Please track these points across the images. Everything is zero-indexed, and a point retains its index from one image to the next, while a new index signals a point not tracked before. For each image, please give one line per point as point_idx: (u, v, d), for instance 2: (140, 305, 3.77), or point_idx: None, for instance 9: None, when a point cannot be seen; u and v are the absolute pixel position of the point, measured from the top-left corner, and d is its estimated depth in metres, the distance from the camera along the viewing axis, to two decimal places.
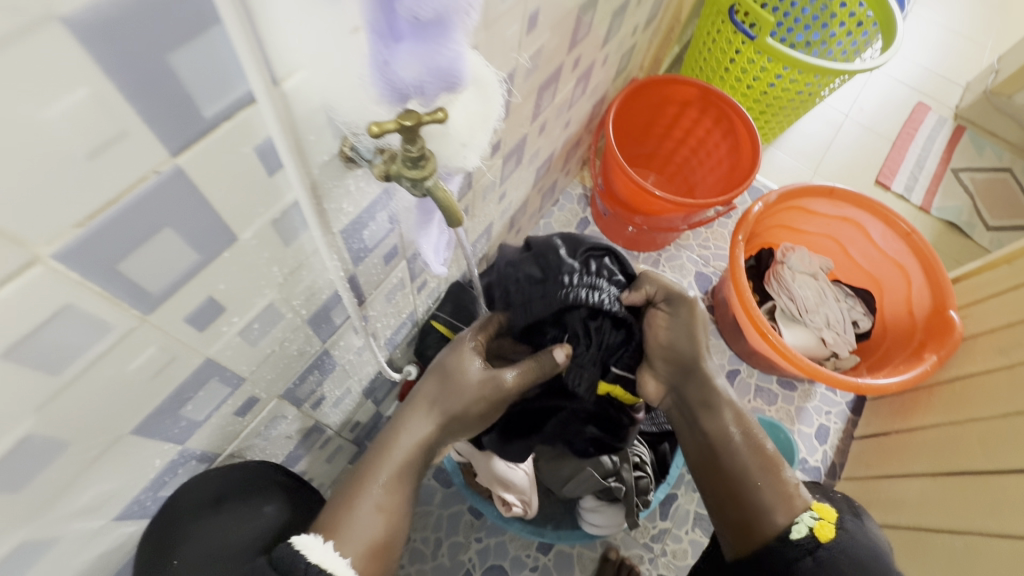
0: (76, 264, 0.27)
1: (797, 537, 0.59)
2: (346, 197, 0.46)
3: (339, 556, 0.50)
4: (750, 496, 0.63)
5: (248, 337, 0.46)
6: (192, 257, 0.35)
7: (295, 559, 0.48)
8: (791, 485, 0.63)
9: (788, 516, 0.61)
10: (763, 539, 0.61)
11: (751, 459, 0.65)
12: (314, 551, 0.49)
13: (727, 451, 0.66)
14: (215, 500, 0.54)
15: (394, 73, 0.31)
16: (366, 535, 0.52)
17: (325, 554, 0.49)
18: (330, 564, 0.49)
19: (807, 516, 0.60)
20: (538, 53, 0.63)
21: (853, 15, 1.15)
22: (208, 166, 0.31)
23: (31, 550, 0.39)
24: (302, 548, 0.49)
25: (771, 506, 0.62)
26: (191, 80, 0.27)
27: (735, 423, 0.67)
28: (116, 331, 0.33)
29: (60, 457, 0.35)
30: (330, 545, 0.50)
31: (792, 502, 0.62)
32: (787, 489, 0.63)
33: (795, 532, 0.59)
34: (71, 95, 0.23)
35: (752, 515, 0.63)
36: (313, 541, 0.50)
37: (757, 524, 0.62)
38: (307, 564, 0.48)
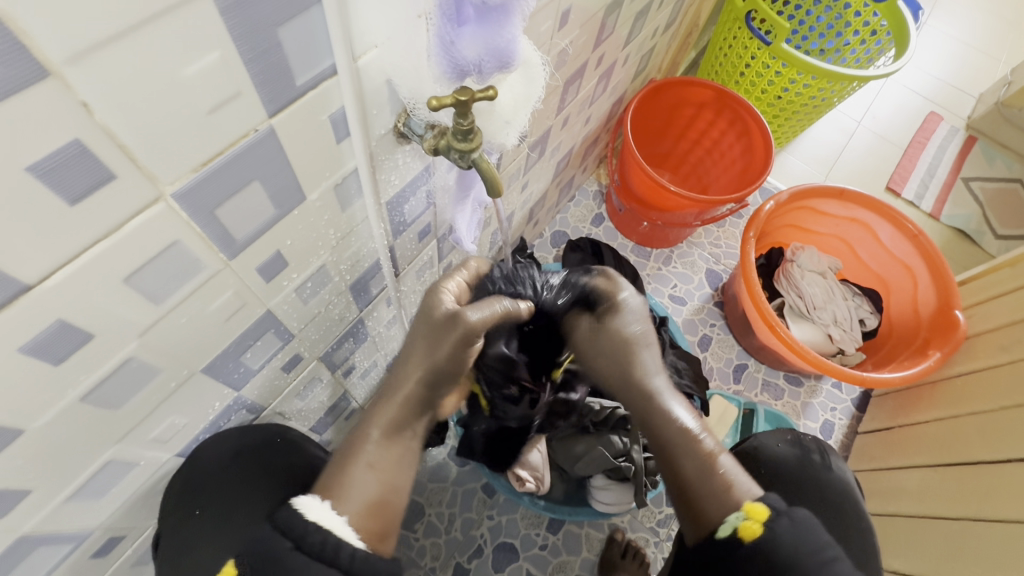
0: (187, 204, 0.32)
1: (725, 536, 0.53)
2: (395, 170, 0.51)
3: (338, 516, 0.48)
4: (687, 491, 0.56)
5: (302, 294, 0.51)
6: (271, 210, 0.39)
7: (294, 521, 0.47)
8: (725, 484, 0.55)
9: (721, 512, 0.54)
10: (703, 536, 0.55)
11: (684, 455, 0.57)
12: (313, 510, 0.48)
13: (659, 444, 0.59)
14: (232, 455, 0.56)
15: (457, 52, 0.36)
16: (364, 495, 0.51)
17: (324, 513, 0.48)
18: (329, 524, 0.47)
19: (734, 516, 0.53)
20: (567, 49, 0.68)
21: (866, 25, 1.19)
22: (293, 129, 0.36)
23: (112, 471, 0.43)
24: (303, 508, 0.48)
25: (703, 501, 0.55)
26: (292, 51, 0.32)
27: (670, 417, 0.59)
28: (206, 271, 0.38)
29: (149, 385, 0.40)
30: (328, 504, 0.49)
31: (723, 501, 0.54)
32: (720, 488, 0.55)
33: (722, 532, 0.53)
34: (207, 57, 0.27)
35: (693, 510, 0.56)
36: (311, 501, 0.49)
37: (698, 520, 0.55)
38: (306, 525, 0.46)
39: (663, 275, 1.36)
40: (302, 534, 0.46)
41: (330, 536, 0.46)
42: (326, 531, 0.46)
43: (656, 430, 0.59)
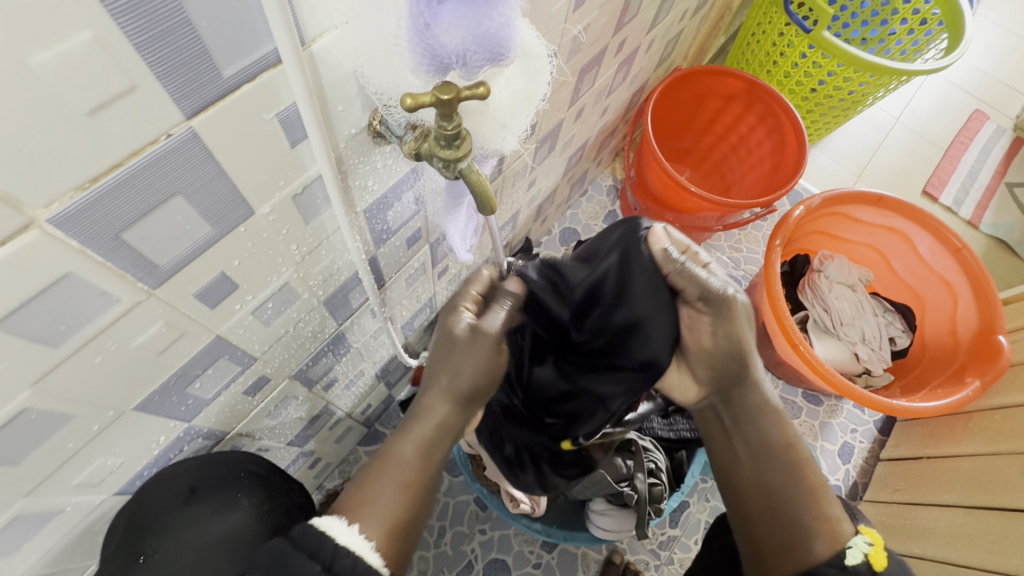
0: (75, 232, 0.25)
1: (853, 563, 0.50)
2: (372, 174, 0.43)
3: (363, 539, 0.42)
4: (802, 512, 0.54)
5: (261, 316, 0.44)
6: (206, 230, 0.32)
7: (321, 541, 0.41)
8: (834, 510, 0.54)
9: (839, 539, 0.52)
10: (812, 564, 0.51)
11: (795, 478, 0.55)
12: (338, 529, 0.42)
13: (768, 466, 0.56)
14: (189, 492, 0.48)
15: (435, 39, 0.28)
16: (388, 515, 0.44)
17: (349, 536, 0.42)
18: (358, 547, 0.42)
19: (860, 539, 0.52)
20: (584, 33, 0.59)
21: (917, 12, 1.07)
22: (228, 133, 0.29)
23: (25, 520, 0.38)
24: (329, 529, 0.42)
25: (815, 527, 0.53)
26: (211, 33, 0.24)
27: (779, 432, 0.57)
28: (122, 304, 0.31)
29: (60, 431, 0.34)
30: (354, 527, 0.43)
31: (841, 525, 0.53)
32: (832, 512, 0.54)
33: (851, 558, 0.51)
34: (72, 39, 0.20)
35: (800, 535, 0.53)
36: (335, 521, 0.43)
37: (806, 547, 0.52)
38: (336, 545, 0.41)
39: None
40: (329, 554, 0.40)
41: (359, 561, 0.41)
42: (356, 556, 0.41)
43: (769, 447, 0.56)
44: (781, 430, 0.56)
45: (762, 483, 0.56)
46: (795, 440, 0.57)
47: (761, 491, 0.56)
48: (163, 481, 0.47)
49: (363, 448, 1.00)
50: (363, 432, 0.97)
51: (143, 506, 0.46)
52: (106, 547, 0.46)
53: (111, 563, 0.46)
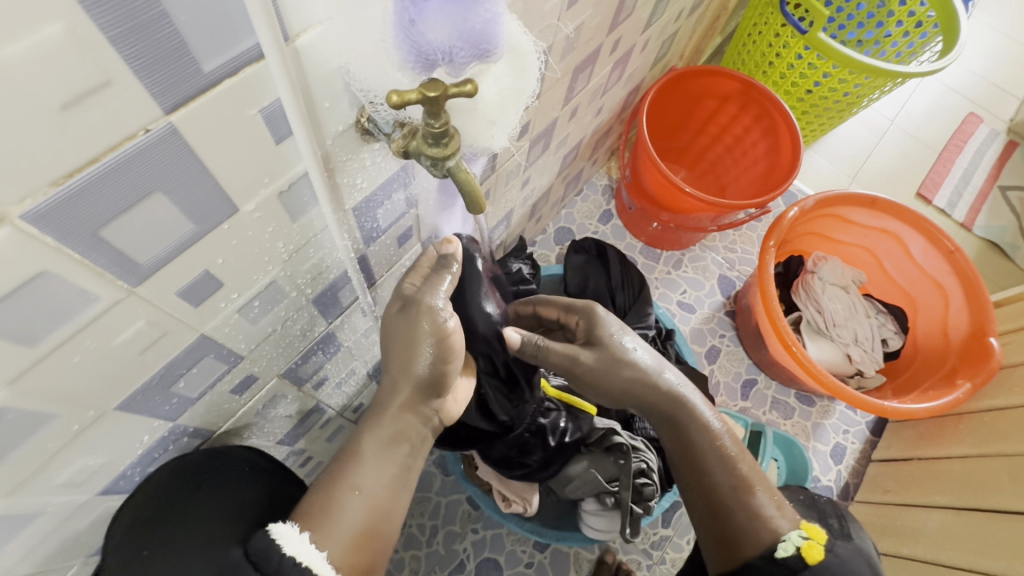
0: (51, 229, 0.25)
1: (783, 556, 0.49)
2: (361, 171, 0.43)
3: (317, 550, 0.41)
4: (735, 510, 0.53)
5: (248, 315, 0.44)
6: (189, 227, 0.32)
7: (270, 551, 0.42)
8: (771, 506, 0.53)
9: (773, 534, 0.51)
10: (744, 559, 0.51)
11: (726, 474, 0.54)
12: (290, 543, 0.42)
13: (700, 468, 0.55)
14: (195, 484, 0.50)
15: (421, 35, 0.28)
16: (349, 523, 0.43)
17: (301, 547, 0.41)
18: (307, 558, 0.41)
19: (794, 534, 0.50)
20: (577, 31, 0.58)
21: (912, 15, 1.07)
22: (209, 129, 0.28)
23: (4, 521, 0.37)
24: (279, 538, 0.42)
25: (750, 521, 0.52)
26: (189, 27, 0.23)
27: (710, 438, 0.56)
28: (101, 302, 0.30)
29: (39, 431, 0.33)
30: (307, 535, 0.42)
31: (774, 521, 0.52)
32: (768, 508, 0.53)
33: (781, 551, 0.49)
34: (43, 32, 0.20)
35: (735, 530, 0.53)
36: (288, 530, 0.42)
37: (741, 543, 0.52)
38: (282, 556, 0.41)
39: (672, 279, 1.27)
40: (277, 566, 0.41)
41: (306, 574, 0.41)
42: (304, 568, 0.41)
43: (698, 450, 0.56)
44: (706, 434, 0.56)
45: (699, 485, 0.56)
46: (723, 441, 0.56)
47: (698, 490, 0.56)
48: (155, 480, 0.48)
49: None
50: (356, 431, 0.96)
51: (144, 502, 0.47)
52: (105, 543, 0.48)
53: (117, 555, 0.47)
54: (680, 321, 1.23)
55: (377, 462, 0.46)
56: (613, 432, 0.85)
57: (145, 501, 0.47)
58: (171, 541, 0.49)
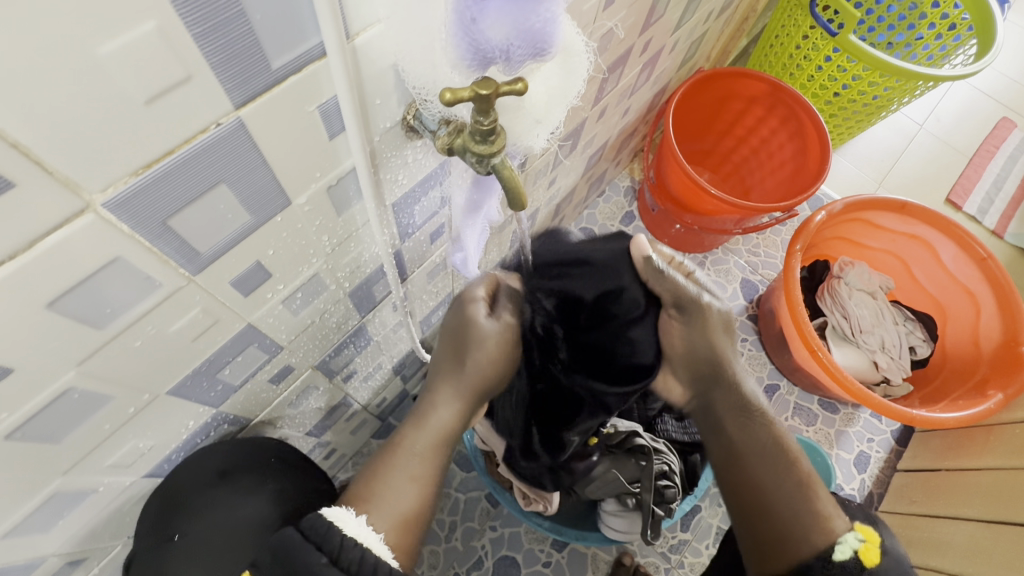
0: (127, 216, 0.26)
1: (841, 559, 0.51)
2: (403, 168, 0.44)
3: (373, 531, 0.42)
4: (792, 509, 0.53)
5: (290, 306, 0.45)
6: (245, 219, 0.33)
7: (329, 533, 0.40)
8: (828, 508, 0.54)
9: (829, 535, 0.52)
10: (801, 558, 0.52)
11: (783, 475, 0.54)
12: (350, 523, 0.42)
13: (760, 470, 0.55)
14: (219, 473, 0.49)
15: (479, 33, 0.29)
16: (399, 507, 0.45)
17: (360, 528, 0.42)
18: (367, 540, 0.41)
19: (851, 536, 0.52)
20: (612, 32, 0.59)
21: (946, 17, 1.05)
22: (272, 124, 0.29)
23: (61, 498, 0.39)
24: (337, 520, 0.41)
25: (808, 523, 0.53)
26: (263, 25, 0.24)
27: (772, 436, 0.56)
28: (162, 289, 0.31)
29: (99, 411, 0.35)
30: (364, 518, 0.43)
31: (832, 521, 0.53)
32: (828, 508, 0.54)
33: (840, 552, 0.51)
34: (137, 29, 0.21)
35: (790, 529, 0.53)
36: (345, 513, 0.42)
37: (797, 543, 0.53)
38: (342, 538, 0.40)
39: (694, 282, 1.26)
40: (337, 546, 0.40)
41: (368, 552, 0.40)
42: (364, 548, 0.41)
43: (759, 449, 0.55)
44: (766, 431, 0.56)
45: (754, 487, 0.55)
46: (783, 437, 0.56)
47: (748, 487, 0.55)
48: (196, 462, 0.48)
49: (376, 441, 1.00)
50: (378, 425, 0.97)
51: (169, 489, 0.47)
52: (139, 526, 0.48)
53: (148, 539, 0.48)
54: None
55: (422, 452, 0.47)
56: (634, 435, 0.81)
57: (187, 487, 0.48)
58: (203, 529, 0.49)
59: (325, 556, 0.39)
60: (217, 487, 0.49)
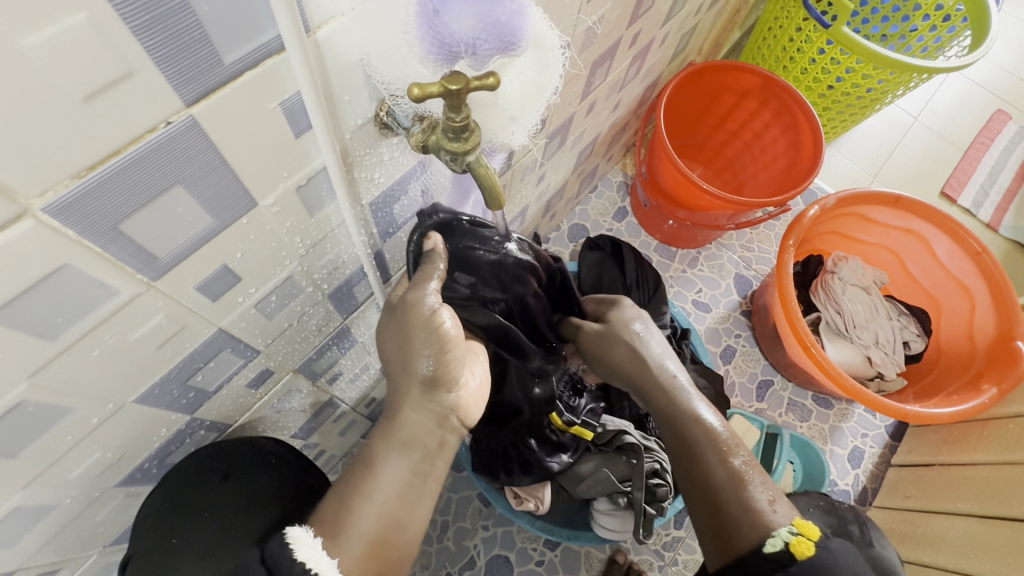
0: (72, 222, 0.25)
1: (769, 552, 0.44)
2: (378, 166, 0.42)
3: (328, 556, 0.38)
4: (731, 502, 0.48)
5: (265, 309, 0.43)
6: (208, 221, 0.31)
7: (280, 556, 0.39)
8: (764, 500, 0.47)
9: (762, 526, 0.46)
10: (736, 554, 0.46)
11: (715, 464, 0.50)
12: (304, 547, 0.39)
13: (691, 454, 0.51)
14: (223, 475, 0.50)
15: (444, 26, 0.28)
16: (362, 531, 0.39)
17: (313, 553, 0.38)
18: (318, 565, 0.38)
19: (784, 529, 0.45)
20: (597, 25, 0.57)
21: (940, 8, 1.03)
22: (229, 121, 0.28)
23: (24, 512, 0.38)
24: (295, 544, 0.39)
25: (740, 518, 0.47)
26: (213, 18, 0.23)
27: (702, 424, 0.52)
28: (121, 296, 0.30)
29: (59, 423, 0.34)
30: (319, 541, 0.39)
31: (766, 515, 0.46)
32: (760, 501, 0.47)
33: (768, 547, 0.44)
34: (65, 22, 0.19)
35: (728, 525, 0.47)
36: (304, 535, 0.39)
37: (731, 535, 0.47)
38: (291, 562, 0.38)
39: (688, 277, 1.25)
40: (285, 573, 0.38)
41: None
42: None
43: (693, 438, 0.52)
44: (699, 422, 0.52)
45: (691, 472, 0.52)
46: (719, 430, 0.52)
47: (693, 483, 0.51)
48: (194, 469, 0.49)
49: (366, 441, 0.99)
50: (367, 426, 0.96)
51: (174, 491, 0.48)
52: (138, 528, 0.48)
53: (147, 541, 0.47)
54: (695, 320, 1.21)
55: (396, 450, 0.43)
56: (623, 432, 0.83)
57: (185, 480, 0.48)
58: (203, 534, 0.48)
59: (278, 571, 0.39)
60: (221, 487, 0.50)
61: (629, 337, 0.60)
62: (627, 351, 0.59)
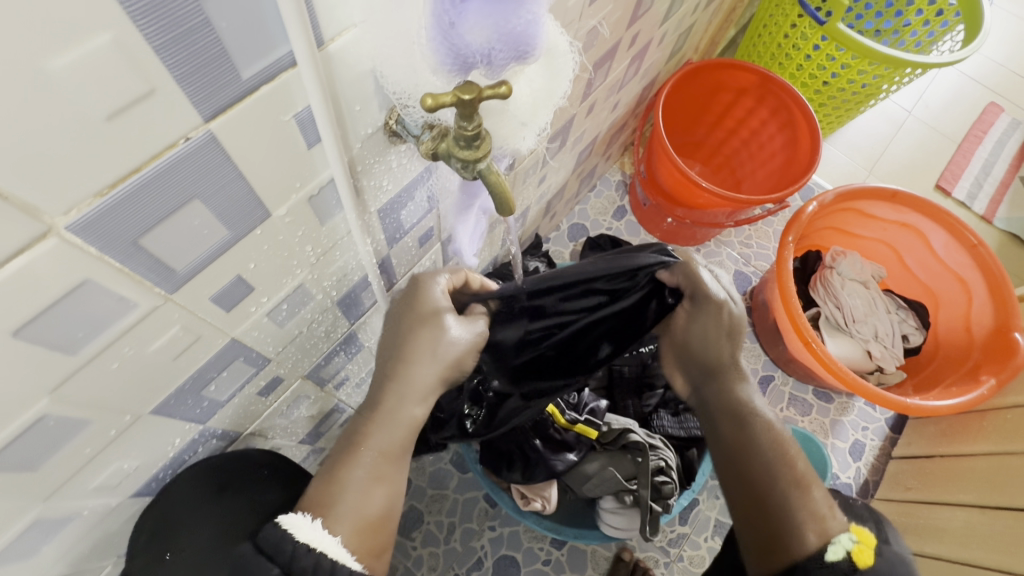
0: (94, 239, 0.25)
1: (831, 559, 0.46)
2: (387, 173, 0.42)
3: (329, 535, 0.41)
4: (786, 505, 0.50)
5: (276, 318, 0.44)
6: (223, 234, 0.32)
7: (281, 542, 0.39)
8: (824, 506, 0.50)
9: (822, 534, 0.48)
10: (792, 559, 0.48)
11: (778, 466, 0.52)
12: (304, 530, 0.40)
13: (750, 451, 0.54)
14: (219, 487, 0.50)
15: (459, 37, 0.28)
16: (358, 508, 0.43)
17: (315, 534, 0.40)
18: (323, 545, 0.40)
19: (844, 537, 0.47)
20: (598, 27, 0.58)
21: (933, 4, 1.03)
22: (245, 135, 0.28)
23: (42, 525, 0.38)
24: (291, 527, 0.40)
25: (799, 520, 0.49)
26: (231, 34, 0.23)
27: (766, 427, 0.56)
28: (139, 309, 0.30)
29: (78, 437, 0.34)
30: (319, 523, 0.41)
31: (828, 521, 0.49)
32: (821, 507, 0.50)
33: (830, 554, 0.46)
34: (91, 42, 0.19)
35: (783, 529, 0.49)
36: (301, 520, 0.41)
37: (788, 541, 0.49)
38: (295, 545, 0.39)
39: None
40: (289, 555, 0.38)
41: (324, 559, 0.39)
42: (320, 554, 0.39)
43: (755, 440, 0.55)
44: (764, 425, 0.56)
45: (744, 469, 0.54)
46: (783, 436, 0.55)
47: (747, 481, 0.53)
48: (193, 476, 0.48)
49: None
50: None
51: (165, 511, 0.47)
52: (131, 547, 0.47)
53: (138, 560, 0.47)
54: None
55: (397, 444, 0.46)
56: (628, 431, 0.82)
57: (181, 498, 0.48)
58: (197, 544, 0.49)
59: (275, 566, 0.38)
60: (217, 500, 0.50)
61: (726, 339, 0.59)
62: (709, 344, 0.60)
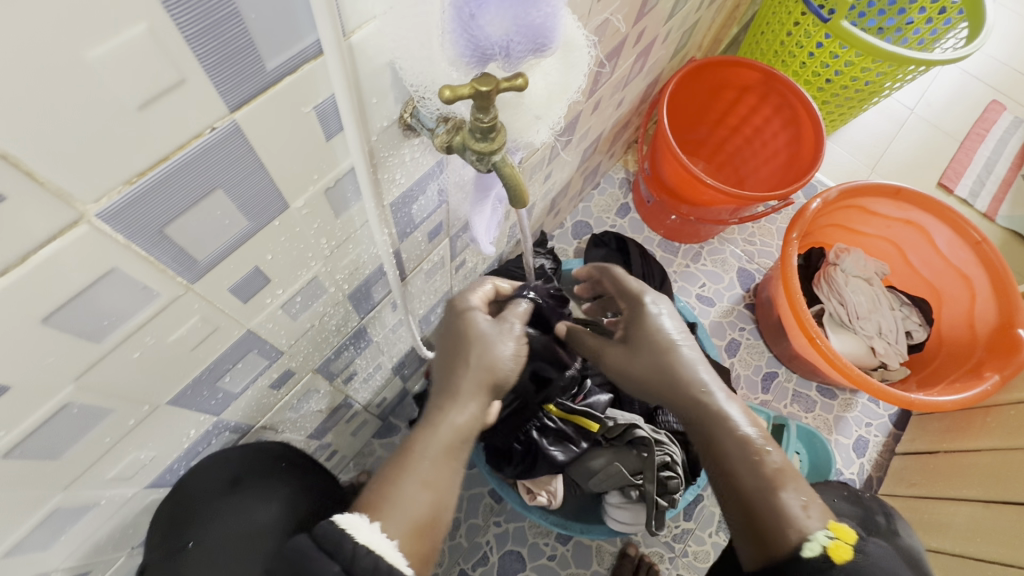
0: (122, 226, 0.25)
1: (808, 556, 0.43)
2: (400, 167, 0.43)
3: (386, 538, 0.38)
4: (761, 508, 0.47)
5: (290, 311, 0.44)
6: (243, 224, 0.32)
7: (341, 541, 0.36)
8: (798, 506, 0.46)
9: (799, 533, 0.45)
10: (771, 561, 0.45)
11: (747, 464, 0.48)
12: (362, 531, 0.38)
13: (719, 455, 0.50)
14: (231, 481, 0.51)
15: (479, 29, 0.28)
16: (412, 511, 0.40)
17: (372, 536, 0.38)
18: (380, 548, 0.37)
19: (820, 533, 0.44)
20: (606, 23, 0.58)
21: (936, 2, 1.04)
22: (267, 126, 0.28)
23: (61, 513, 0.38)
24: (348, 527, 0.37)
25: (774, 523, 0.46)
26: (258, 25, 0.24)
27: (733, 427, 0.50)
28: (161, 299, 0.31)
29: (99, 425, 0.34)
30: (376, 525, 0.39)
31: (802, 521, 0.45)
32: (794, 507, 0.46)
33: (807, 551, 0.43)
34: (127, 32, 0.20)
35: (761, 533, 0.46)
36: (358, 520, 0.38)
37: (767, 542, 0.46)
38: (355, 544, 0.36)
39: (691, 272, 1.27)
40: (349, 554, 0.36)
41: (382, 561, 0.36)
42: (378, 555, 0.36)
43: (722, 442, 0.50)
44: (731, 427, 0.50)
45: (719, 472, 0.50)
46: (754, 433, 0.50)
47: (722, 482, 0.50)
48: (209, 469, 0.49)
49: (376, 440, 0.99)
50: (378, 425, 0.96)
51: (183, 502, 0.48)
52: (149, 537, 0.48)
53: (158, 549, 0.48)
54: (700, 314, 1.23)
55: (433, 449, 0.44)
56: (634, 426, 0.80)
57: (199, 492, 0.49)
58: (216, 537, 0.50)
59: (336, 565, 0.35)
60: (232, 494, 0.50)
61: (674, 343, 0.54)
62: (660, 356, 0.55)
